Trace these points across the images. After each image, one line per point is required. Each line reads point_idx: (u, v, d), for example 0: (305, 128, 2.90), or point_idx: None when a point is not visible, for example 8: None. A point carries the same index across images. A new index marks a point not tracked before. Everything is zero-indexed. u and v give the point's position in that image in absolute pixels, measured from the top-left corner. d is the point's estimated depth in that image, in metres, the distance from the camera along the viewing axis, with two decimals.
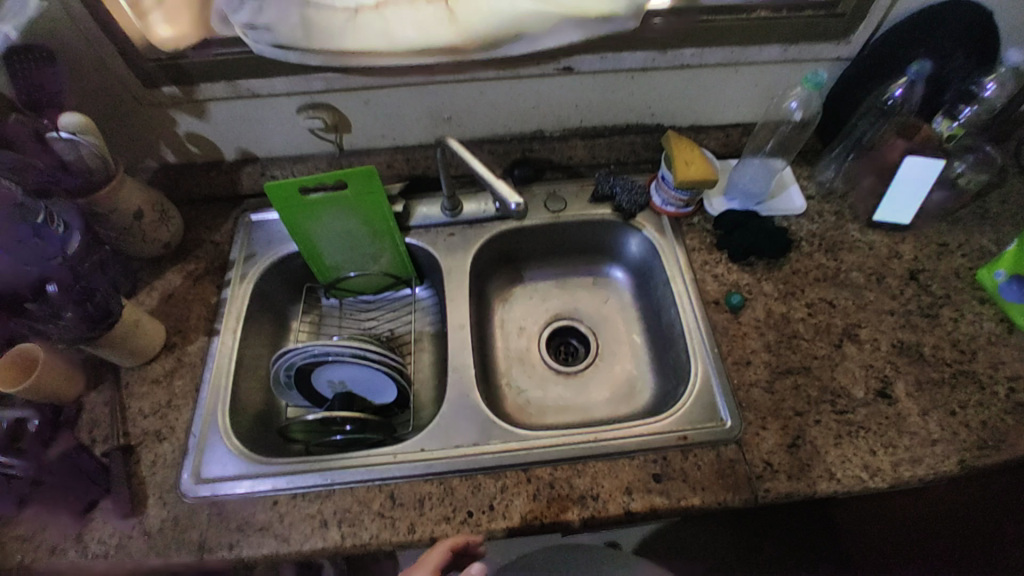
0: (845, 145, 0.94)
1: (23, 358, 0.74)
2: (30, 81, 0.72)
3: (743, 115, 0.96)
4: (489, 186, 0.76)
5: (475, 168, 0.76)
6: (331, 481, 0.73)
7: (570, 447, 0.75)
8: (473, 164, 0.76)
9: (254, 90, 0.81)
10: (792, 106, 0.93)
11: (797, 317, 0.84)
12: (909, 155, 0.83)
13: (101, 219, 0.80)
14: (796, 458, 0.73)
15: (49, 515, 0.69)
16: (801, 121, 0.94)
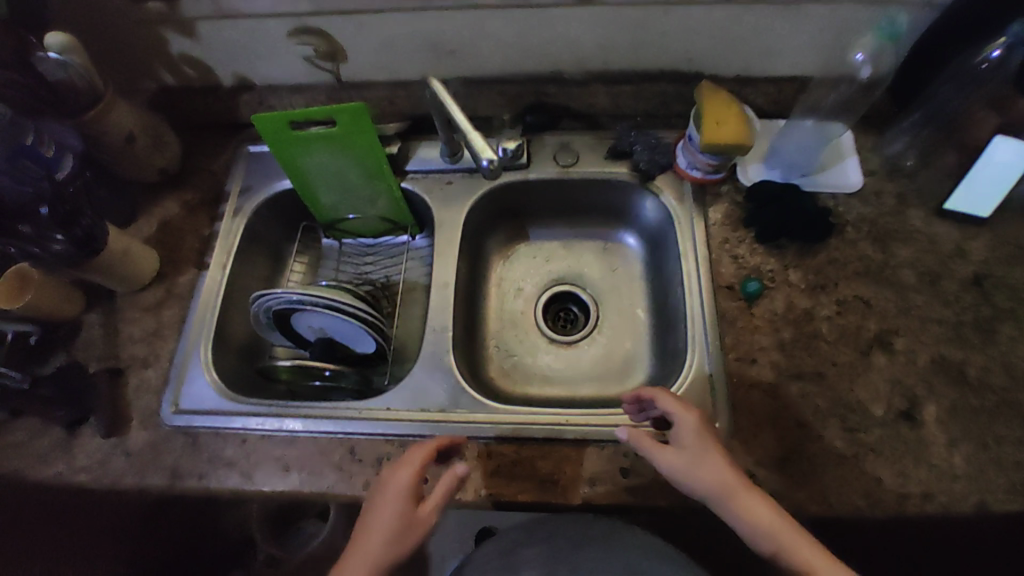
0: (925, 113, 0.78)
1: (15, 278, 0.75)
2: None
3: (800, 67, 0.80)
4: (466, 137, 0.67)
5: (454, 114, 0.69)
6: (296, 428, 0.73)
7: (538, 428, 0.72)
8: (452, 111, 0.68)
9: (240, 9, 0.75)
10: (857, 58, 0.76)
11: (822, 314, 0.74)
12: (1001, 136, 0.69)
13: (94, 140, 0.79)
14: (787, 473, 0.66)
15: (47, 426, 0.75)
16: (868, 82, 0.77)
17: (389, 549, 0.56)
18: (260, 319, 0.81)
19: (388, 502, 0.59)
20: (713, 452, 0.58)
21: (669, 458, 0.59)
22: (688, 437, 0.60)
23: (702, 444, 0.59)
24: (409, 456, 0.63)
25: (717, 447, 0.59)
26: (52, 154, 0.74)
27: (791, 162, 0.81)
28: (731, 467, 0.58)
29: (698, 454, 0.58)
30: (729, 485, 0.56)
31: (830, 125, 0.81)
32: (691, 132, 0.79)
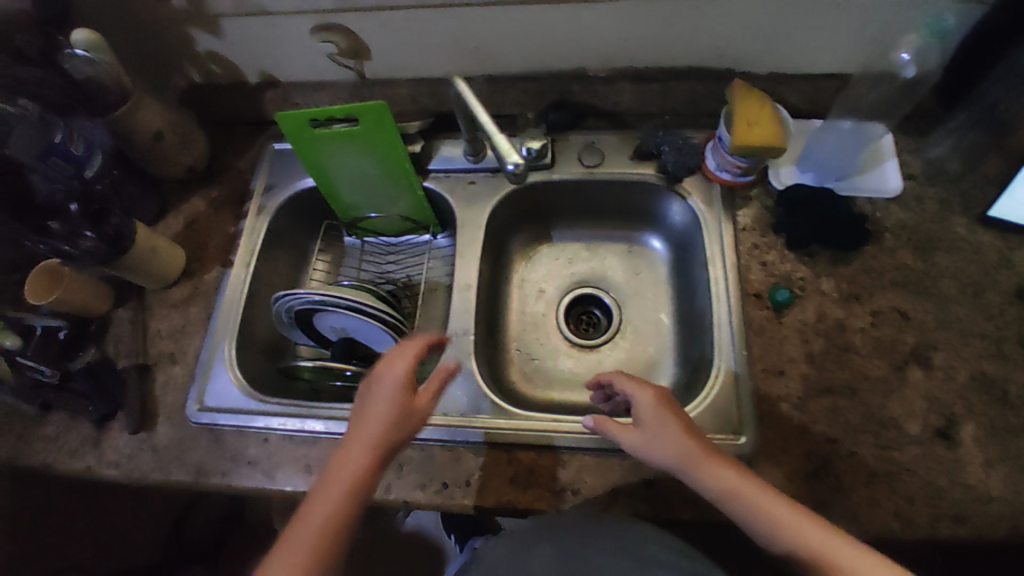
0: (971, 116, 0.75)
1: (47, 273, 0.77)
2: None
3: (839, 64, 0.77)
4: (490, 141, 0.63)
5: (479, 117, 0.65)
6: (317, 430, 0.73)
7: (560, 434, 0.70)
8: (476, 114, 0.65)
9: (263, 6, 0.74)
10: (903, 57, 0.71)
11: (856, 326, 0.71)
12: None
13: (123, 138, 0.80)
14: (815, 489, 0.64)
15: (78, 420, 0.77)
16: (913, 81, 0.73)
17: (393, 436, 0.57)
18: (281, 318, 0.81)
19: (386, 393, 0.58)
20: (669, 423, 0.58)
21: (628, 436, 0.60)
22: (646, 414, 0.59)
23: (658, 419, 0.58)
24: (401, 351, 0.62)
25: (675, 418, 0.58)
26: (81, 152, 0.75)
27: (826, 166, 0.77)
28: (689, 436, 0.57)
29: (655, 430, 0.58)
30: (688, 453, 0.56)
31: (868, 125, 0.77)
32: (720, 133, 0.76)
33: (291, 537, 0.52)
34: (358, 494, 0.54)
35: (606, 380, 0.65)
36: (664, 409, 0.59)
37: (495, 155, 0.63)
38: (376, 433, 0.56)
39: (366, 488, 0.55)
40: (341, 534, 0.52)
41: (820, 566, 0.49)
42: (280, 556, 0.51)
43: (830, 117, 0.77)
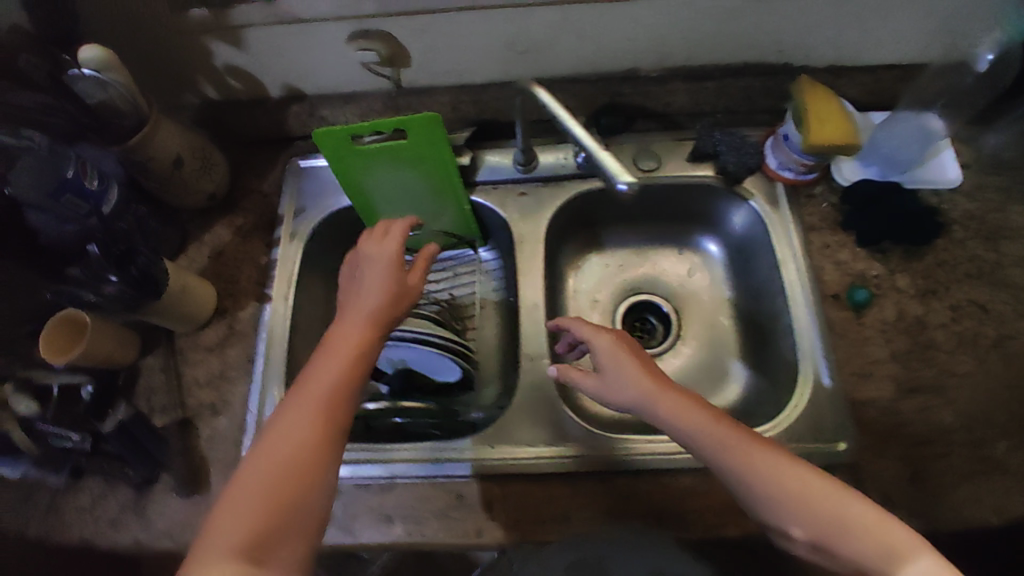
0: None
1: (68, 327, 0.70)
2: (53, 12, 0.64)
3: (908, 53, 0.74)
4: (593, 158, 0.56)
5: (575, 133, 0.57)
6: (393, 474, 0.70)
7: (630, 457, 0.68)
8: (571, 127, 0.57)
9: (297, 13, 0.67)
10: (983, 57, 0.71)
11: (936, 321, 0.71)
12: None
13: (139, 168, 0.72)
14: (916, 490, 0.64)
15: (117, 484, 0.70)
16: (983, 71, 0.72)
17: (391, 305, 0.62)
18: None
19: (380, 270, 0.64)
20: (628, 362, 0.62)
21: (591, 381, 0.64)
22: (604, 356, 0.63)
23: (615, 357, 0.63)
24: (387, 232, 0.67)
25: (628, 353, 0.63)
26: (96, 187, 0.66)
27: (891, 157, 0.77)
28: (648, 372, 0.61)
29: (615, 373, 0.62)
30: (649, 388, 0.59)
31: (924, 114, 0.74)
32: (785, 131, 0.74)
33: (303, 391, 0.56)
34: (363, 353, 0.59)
35: (563, 327, 0.69)
36: (622, 346, 0.64)
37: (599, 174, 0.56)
38: (374, 300, 0.62)
39: (370, 349, 0.60)
40: (347, 392, 0.57)
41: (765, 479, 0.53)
42: (295, 405, 0.55)
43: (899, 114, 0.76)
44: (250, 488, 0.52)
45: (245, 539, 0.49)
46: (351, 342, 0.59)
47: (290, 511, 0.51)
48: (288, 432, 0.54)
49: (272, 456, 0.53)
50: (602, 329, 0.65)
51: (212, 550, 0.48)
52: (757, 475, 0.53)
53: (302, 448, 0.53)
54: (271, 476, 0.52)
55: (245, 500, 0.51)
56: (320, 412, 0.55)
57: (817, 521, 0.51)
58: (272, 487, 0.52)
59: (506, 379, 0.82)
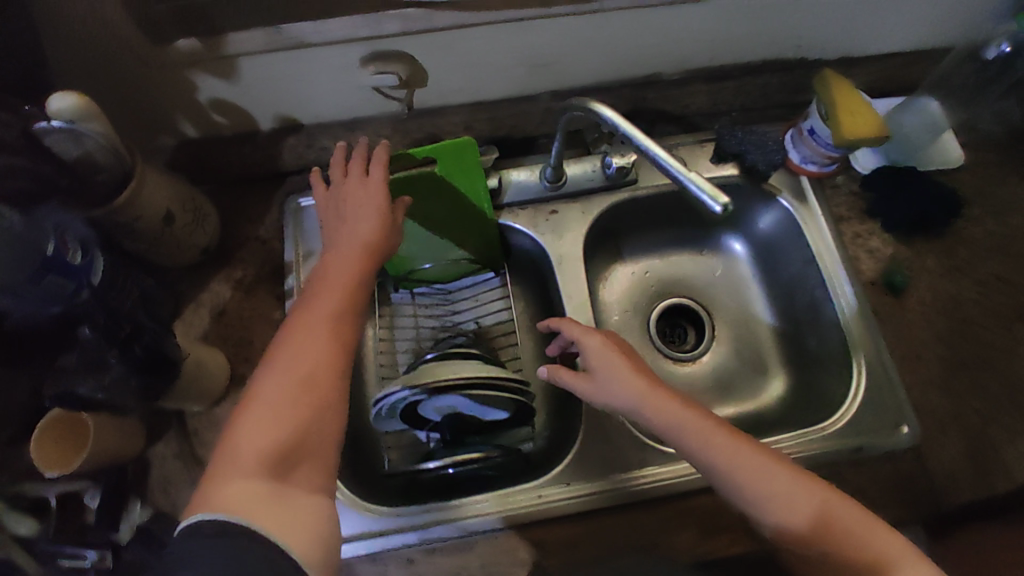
0: None
1: (72, 425, 0.61)
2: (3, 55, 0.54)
3: (922, 41, 0.75)
4: (678, 181, 0.52)
5: (655, 155, 0.54)
6: (470, 532, 0.65)
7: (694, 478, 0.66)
8: (652, 150, 0.54)
9: (305, 37, 0.59)
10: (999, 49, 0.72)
11: (967, 297, 0.74)
12: None
13: (124, 230, 0.63)
14: (977, 464, 0.67)
15: None
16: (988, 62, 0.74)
17: (381, 241, 0.61)
18: (382, 411, 0.68)
19: (370, 202, 0.62)
20: (619, 366, 0.62)
21: (582, 384, 0.63)
22: (594, 357, 0.63)
23: (605, 359, 0.63)
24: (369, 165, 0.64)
25: (620, 355, 0.62)
26: (80, 261, 0.56)
27: (904, 142, 0.79)
28: (637, 375, 0.61)
29: (608, 378, 0.62)
30: (642, 390, 0.60)
31: (918, 100, 0.78)
32: (811, 124, 0.74)
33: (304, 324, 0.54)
34: (358, 284, 0.58)
35: (553, 327, 0.68)
36: (610, 346, 0.64)
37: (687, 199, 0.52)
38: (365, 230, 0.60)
39: (364, 280, 0.58)
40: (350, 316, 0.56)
41: (748, 479, 0.55)
42: (296, 336, 0.53)
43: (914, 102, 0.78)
44: (259, 412, 0.49)
45: (262, 462, 0.47)
46: (347, 273, 0.58)
47: (305, 433, 0.49)
48: (291, 360, 0.52)
49: (278, 384, 0.50)
50: (587, 330, 0.65)
51: (229, 478, 0.46)
52: (745, 481, 0.55)
53: (309, 371, 0.52)
54: (282, 401, 0.50)
55: (255, 427, 0.49)
56: (325, 341, 0.53)
57: (801, 514, 0.54)
58: (283, 410, 0.49)
59: (556, 406, 0.78)
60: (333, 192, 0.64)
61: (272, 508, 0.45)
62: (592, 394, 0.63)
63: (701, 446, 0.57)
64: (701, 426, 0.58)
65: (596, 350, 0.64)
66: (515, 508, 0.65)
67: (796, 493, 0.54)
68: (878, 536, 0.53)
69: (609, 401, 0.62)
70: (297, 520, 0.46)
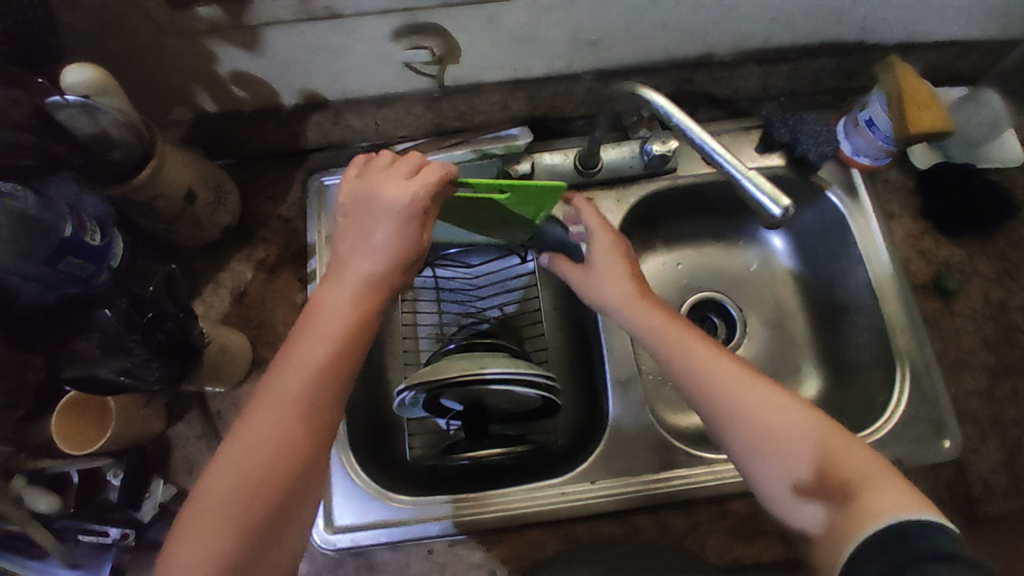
0: None
1: (97, 409, 0.60)
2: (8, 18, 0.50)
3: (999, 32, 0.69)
4: (732, 181, 0.49)
5: (707, 148, 0.50)
6: (495, 526, 0.64)
7: (729, 482, 0.64)
8: (704, 142, 0.50)
9: (334, 8, 0.54)
10: None
11: (1018, 303, 0.70)
12: None
13: (143, 209, 0.60)
14: (1014, 476, 0.64)
15: None
16: None
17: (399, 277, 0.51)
18: (404, 401, 0.66)
19: (377, 228, 0.50)
20: (619, 265, 0.64)
21: (578, 276, 0.67)
22: (597, 253, 0.66)
23: (607, 255, 0.65)
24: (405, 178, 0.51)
25: (621, 257, 0.65)
26: (99, 241, 0.56)
27: (965, 137, 0.74)
28: (631, 277, 0.64)
29: (605, 270, 0.64)
30: (628, 292, 0.62)
31: (981, 94, 0.73)
32: (869, 116, 0.69)
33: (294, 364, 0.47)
34: (355, 332, 0.49)
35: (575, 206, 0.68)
36: (615, 246, 0.65)
37: (741, 200, 0.49)
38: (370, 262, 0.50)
39: (362, 328, 0.50)
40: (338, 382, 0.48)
41: (716, 398, 0.54)
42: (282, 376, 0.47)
43: (981, 95, 0.73)
44: (232, 465, 0.45)
45: (227, 539, 0.43)
46: (347, 313, 0.49)
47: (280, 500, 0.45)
48: (275, 410, 0.46)
49: (257, 438, 0.46)
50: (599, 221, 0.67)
51: (193, 537, 0.43)
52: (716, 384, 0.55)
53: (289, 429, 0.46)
54: (257, 458, 0.45)
55: (224, 481, 0.44)
56: (312, 396, 0.47)
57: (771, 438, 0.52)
58: (255, 473, 0.45)
59: (583, 400, 0.76)
60: (347, 189, 0.53)
61: None
62: (579, 285, 0.67)
63: (677, 349, 0.57)
64: (679, 332, 0.59)
65: (604, 248, 0.66)
66: (540, 505, 0.64)
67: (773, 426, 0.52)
68: (857, 458, 0.49)
69: (600, 297, 0.64)
70: None
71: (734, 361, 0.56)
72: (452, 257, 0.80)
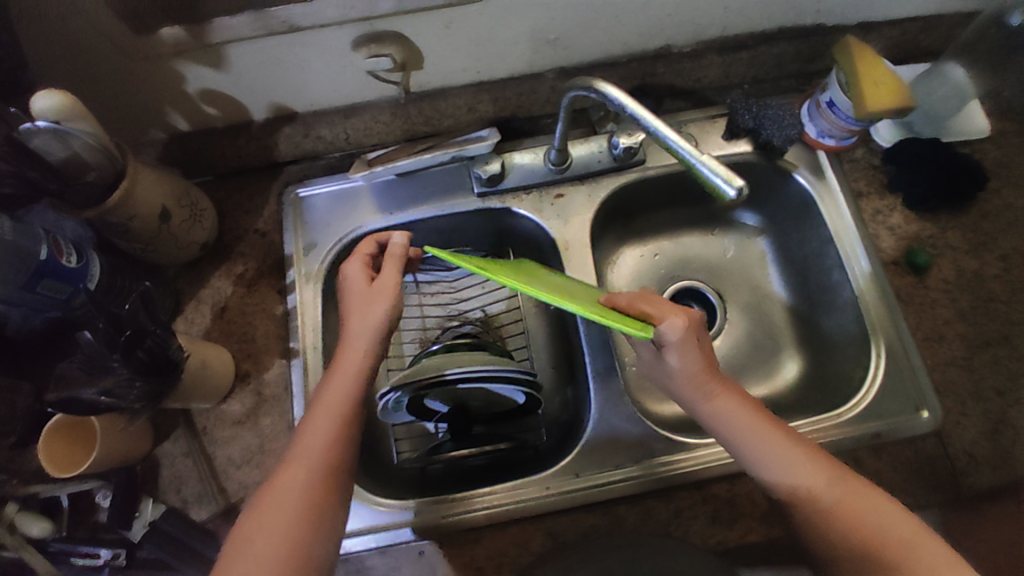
0: None
1: (84, 432, 0.61)
2: None
3: (955, 5, 0.70)
4: (688, 166, 0.50)
5: (661, 134, 0.51)
6: (480, 524, 0.64)
7: (708, 466, 0.65)
8: (657, 128, 0.51)
9: (293, 21, 0.55)
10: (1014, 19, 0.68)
11: (991, 273, 0.71)
12: None
13: (119, 230, 0.61)
14: (998, 445, 0.64)
15: None
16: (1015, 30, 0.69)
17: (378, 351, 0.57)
18: (386, 405, 0.67)
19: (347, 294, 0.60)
20: (693, 350, 0.57)
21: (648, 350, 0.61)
22: (672, 339, 0.57)
23: (685, 342, 0.57)
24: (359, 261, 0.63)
25: (693, 343, 0.57)
26: (76, 263, 0.56)
27: (928, 112, 0.75)
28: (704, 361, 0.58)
29: (681, 352, 0.57)
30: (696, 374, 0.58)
31: (945, 66, 0.74)
32: (830, 97, 0.71)
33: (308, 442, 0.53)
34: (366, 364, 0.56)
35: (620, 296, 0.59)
36: (692, 332, 0.58)
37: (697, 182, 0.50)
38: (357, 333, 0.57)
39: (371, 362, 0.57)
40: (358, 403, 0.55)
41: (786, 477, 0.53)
42: (304, 446, 0.52)
43: (944, 64, 0.74)
44: (278, 498, 0.50)
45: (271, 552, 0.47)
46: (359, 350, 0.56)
47: (314, 571, 0.48)
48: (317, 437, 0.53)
49: (291, 494, 0.50)
50: (678, 307, 0.58)
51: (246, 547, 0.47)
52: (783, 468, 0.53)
53: (313, 498, 0.50)
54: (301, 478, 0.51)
55: (276, 512, 0.49)
56: (335, 457, 0.52)
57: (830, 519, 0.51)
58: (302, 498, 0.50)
59: (567, 395, 0.76)
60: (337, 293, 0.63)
61: None
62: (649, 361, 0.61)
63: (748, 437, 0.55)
64: (750, 419, 0.56)
65: (677, 335, 0.57)
66: (524, 501, 0.65)
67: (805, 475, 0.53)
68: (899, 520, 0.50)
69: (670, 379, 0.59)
70: None
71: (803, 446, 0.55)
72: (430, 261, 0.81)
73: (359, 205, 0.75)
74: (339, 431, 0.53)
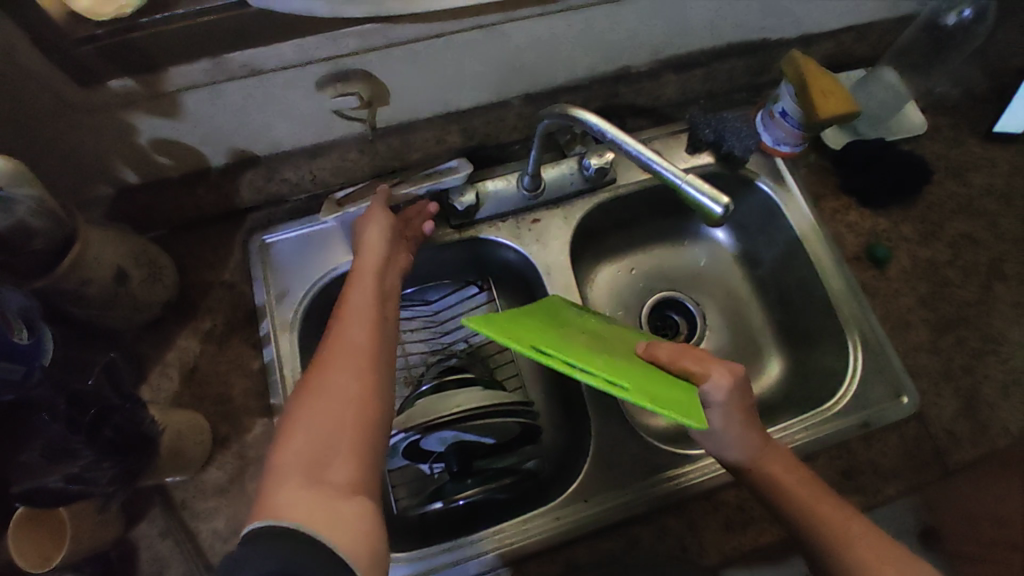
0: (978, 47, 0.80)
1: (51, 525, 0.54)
2: None
3: (883, 17, 0.75)
4: (673, 185, 0.51)
5: (643, 155, 0.52)
6: (495, 564, 0.62)
7: (714, 475, 0.66)
8: (641, 150, 0.52)
9: (256, 65, 0.53)
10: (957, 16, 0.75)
11: (943, 260, 0.76)
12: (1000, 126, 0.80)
13: (73, 297, 0.56)
14: (972, 420, 0.68)
15: None
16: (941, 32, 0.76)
17: (376, 317, 0.56)
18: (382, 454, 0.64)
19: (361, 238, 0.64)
20: (737, 415, 0.57)
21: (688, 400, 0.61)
22: (714, 400, 0.56)
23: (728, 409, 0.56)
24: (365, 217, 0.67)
25: (738, 409, 0.57)
26: (27, 339, 0.52)
27: (868, 115, 0.80)
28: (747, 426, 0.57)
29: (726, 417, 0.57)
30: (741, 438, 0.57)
31: (880, 71, 0.78)
32: (783, 107, 0.74)
33: (322, 399, 0.48)
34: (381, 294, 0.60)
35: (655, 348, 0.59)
36: (737, 393, 0.57)
37: (682, 200, 0.51)
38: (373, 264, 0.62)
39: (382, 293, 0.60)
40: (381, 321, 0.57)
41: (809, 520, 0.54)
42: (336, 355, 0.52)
43: (879, 69, 0.79)
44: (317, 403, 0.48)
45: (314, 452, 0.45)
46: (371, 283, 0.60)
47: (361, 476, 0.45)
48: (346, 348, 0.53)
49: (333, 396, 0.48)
50: (724, 364, 0.58)
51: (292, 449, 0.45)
52: (803, 518, 0.55)
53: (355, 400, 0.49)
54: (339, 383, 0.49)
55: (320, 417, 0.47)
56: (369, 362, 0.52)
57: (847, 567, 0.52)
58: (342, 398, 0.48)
59: (562, 419, 0.76)
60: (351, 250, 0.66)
61: (314, 507, 0.41)
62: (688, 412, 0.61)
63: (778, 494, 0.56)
64: (785, 478, 0.57)
65: (722, 400, 0.56)
66: (536, 536, 0.63)
67: (814, 510, 0.55)
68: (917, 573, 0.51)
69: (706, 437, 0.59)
70: (323, 511, 0.41)
71: (833, 506, 0.55)
72: (408, 296, 0.80)
73: (331, 246, 0.72)
74: (369, 343, 0.53)
